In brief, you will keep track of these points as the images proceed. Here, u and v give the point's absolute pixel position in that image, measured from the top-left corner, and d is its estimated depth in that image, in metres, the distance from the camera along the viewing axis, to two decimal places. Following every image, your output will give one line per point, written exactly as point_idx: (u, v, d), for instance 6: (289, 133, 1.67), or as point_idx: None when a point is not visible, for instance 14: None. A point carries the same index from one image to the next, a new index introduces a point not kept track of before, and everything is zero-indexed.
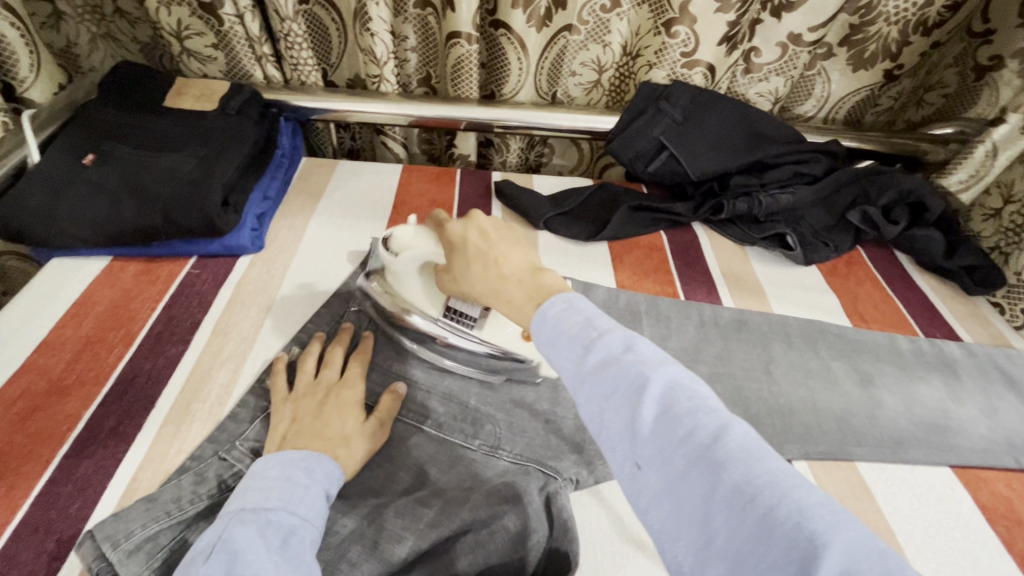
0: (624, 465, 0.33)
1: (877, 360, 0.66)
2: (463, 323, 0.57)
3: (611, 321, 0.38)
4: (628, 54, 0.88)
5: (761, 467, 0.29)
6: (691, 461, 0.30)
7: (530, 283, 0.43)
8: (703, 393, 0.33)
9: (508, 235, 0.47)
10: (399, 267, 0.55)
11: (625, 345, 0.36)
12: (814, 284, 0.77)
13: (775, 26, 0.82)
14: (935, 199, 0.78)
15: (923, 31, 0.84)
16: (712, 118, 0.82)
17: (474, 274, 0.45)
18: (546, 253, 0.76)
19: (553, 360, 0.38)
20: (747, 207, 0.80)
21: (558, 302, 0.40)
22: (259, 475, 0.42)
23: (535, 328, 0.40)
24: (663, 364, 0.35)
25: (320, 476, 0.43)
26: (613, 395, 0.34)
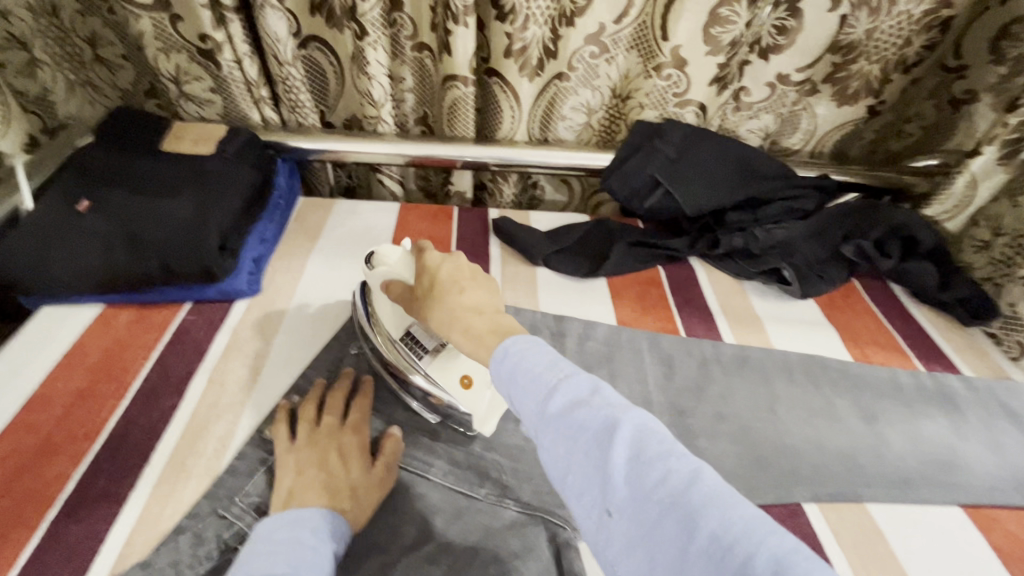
0: (593, 512, 0.34)
1: (879, 396, 0.66)
2: (415, 350, 0.54)
3: (574, 364, 0.39)
4: (617, 96, 0.90)
5: (739, 509, 0.30)
6: (662, 506, 0.31)
7: (491, 316, 0.45)
8: (669, 436, 0.35)
9: (482, 275, 0.49)
10: (373, 282, 0.56)
11: (590, 390, 0.37)
12: (812, 318, 0.77)
13: (764, 66, 0.85)
14: (925, 233, 0.80)
15: (902, 68, 0.88)
16: (705, 155, 0.84)
17: (445, 296, 0.47)
18: (546, 291, 0.76)
19: (513, 398, 0.39)
20: (743, 242, 0.81)
21: (521, 339, 0.41)
22: (262, 539, 0.40)
23: (495, 364, 0.41)
24: (629, 408, 0.37)
25: (325, 536, 0.42)
26: (581, 438, 0.35)
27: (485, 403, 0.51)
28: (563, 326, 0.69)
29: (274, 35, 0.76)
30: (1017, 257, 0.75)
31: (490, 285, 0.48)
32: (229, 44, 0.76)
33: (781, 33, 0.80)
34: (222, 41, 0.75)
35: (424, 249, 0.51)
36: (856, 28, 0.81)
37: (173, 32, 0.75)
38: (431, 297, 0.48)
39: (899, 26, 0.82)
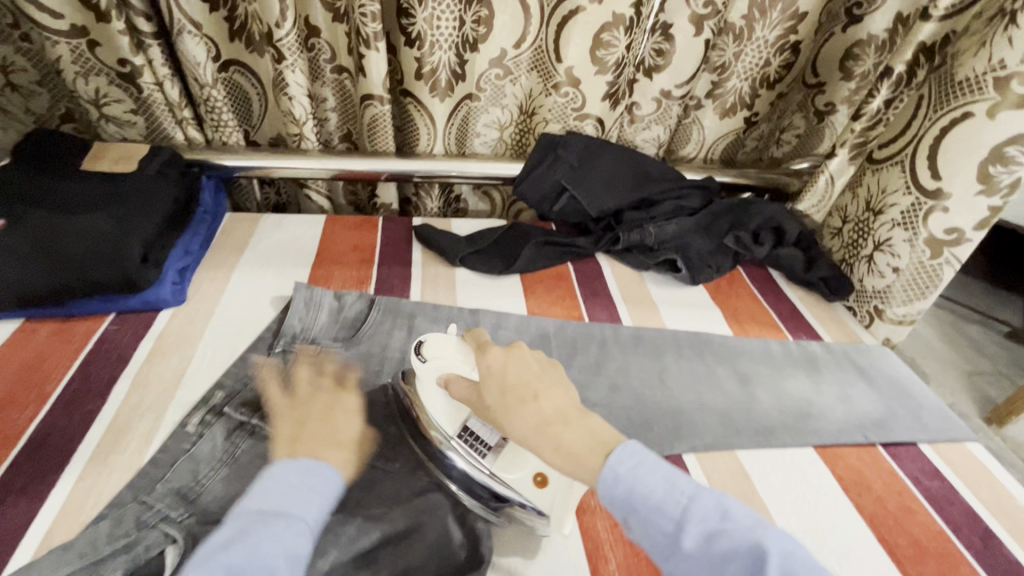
0: None
1: (752, 361, 0.77)
2: (477, 449, 0.55)
3: (694, 485, 0.43)
4: (524, 112, 1.00)
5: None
6: None
7: (579, 423, 0.46)
8: (819, 563, 0.38)
9: (546, 375, 0.50)
10: (424, 377, 0.56)
11: (718, 513, 0.41)
12: (700, 301, 0.88)
13: (649, 84, 0.96)
14: (789, 224, 0.93)
15: (767, 85, 1.01)
16: (604, 162, 0.94)
17: (524, 404, 0.47)
18: (464, 289, 0.83)
19: (639, 528, 0.42)
20: (640, 237, 0.91)
21: (628, 456, 0.44)
22: (271, 482, 0.47)
23: (604, 487, 0.43)
24: (763, 528, 0.40)
25: (320, 485, 0.48)
26: (727, 569, 0.38)
27: (561, 505, 0.52)
28: (477, 318, 0.76)
29: (194, 59, 0.81)
30: (859, 240, 0.89)
31: (562, 387, 0.50)
32: (149, 68, 0.80)
33: (659, 56, 0.93)
34: (141, 65, 0.79)
35: (483, 347, 0.53)
36: (725, 51, 0.96)
37: (92, 56, 0.79)
38: (501, 399, 0.49)
39: (759, 51, 0.95)
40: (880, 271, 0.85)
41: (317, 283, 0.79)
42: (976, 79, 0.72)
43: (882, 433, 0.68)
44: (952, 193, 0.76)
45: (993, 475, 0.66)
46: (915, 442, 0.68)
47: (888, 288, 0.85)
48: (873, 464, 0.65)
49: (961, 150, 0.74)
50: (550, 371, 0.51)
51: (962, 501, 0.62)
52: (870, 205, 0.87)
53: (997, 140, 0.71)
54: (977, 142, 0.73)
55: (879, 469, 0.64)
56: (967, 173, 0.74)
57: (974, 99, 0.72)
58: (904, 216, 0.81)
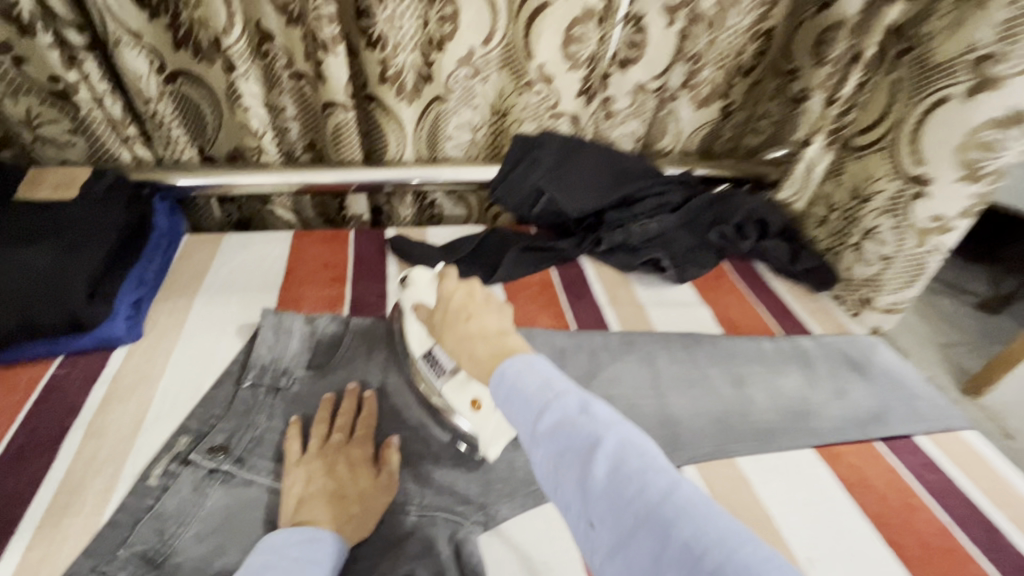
0: (579, 523, 0.37)
1: (746, 361, 0.75)
2: (434, 369, 0.61)
3: (565, 382, 0.42)
4: (497, 112, 0.95)
5: (717, 529, 0.33)
6: (640, 519, 0.34)
7: (495, 343, 0.48)
8: (653, 453, 0.37)
9: (490, 300, 0.54)
10: (406, 302, 0.66)
11: (578, 408, 0.40)
12: (688, 300, 0.86)
13: (623, 77, 0.93)
14: (772, 215, 0.92)
15: (740, 74, 1.00)
16: (581, 161, 0.92)
17: (454, 321, 0.53)
18: None
19: (511, 415, 0.43)
20: (623, 237, 0.88)
21: (517, 361, 0.45)
22: (266, 559, 0.44)
23: (493, 383, 0.44)
24: (615, 423, 0.39)
25: (321, 555, 0.46)
26: (569, 455, 0.38)
27: (489, 425, 0.56)
28: None
29: (135, 71, 0.75)
30: (846, 228, 0.87)
31: (502, 313, 0.53)
32: (85, 84, 0.73)
33: (633, 48, 0.89)
34: (75, 81, 0.72)
35: (442, 277, 0.58)
36: (698, 41, 0.92)
37: (20, 75, 0.72)
38: (443, 314, 0.55)
39: (733, 39, 0.93)
40: (869, 259, 0.84)
41: (288, 306, 0.75)
42: (953, 62, 0.70)
43: (880, 428, 0.67)
44: (935, 178, 0.74)
45: (990, 464, 0.65)
46: (912, 435, 0.67)
47: (878, 275, 0.83)
48: (873, 461, 0.64)
49: (944, 134, 0.71)
50: (496, 300, 0.54)
51: (963, 494, 0.61)
52: (857, 193, 0.85)
53: (980, 122, 0.68)
54: (959, 125, 0.70)
55: (880, 466, 0.63)
56: (950, 158, 0.72)
57: (951, 82, 0.70)
58: (891, 203, 0.79)
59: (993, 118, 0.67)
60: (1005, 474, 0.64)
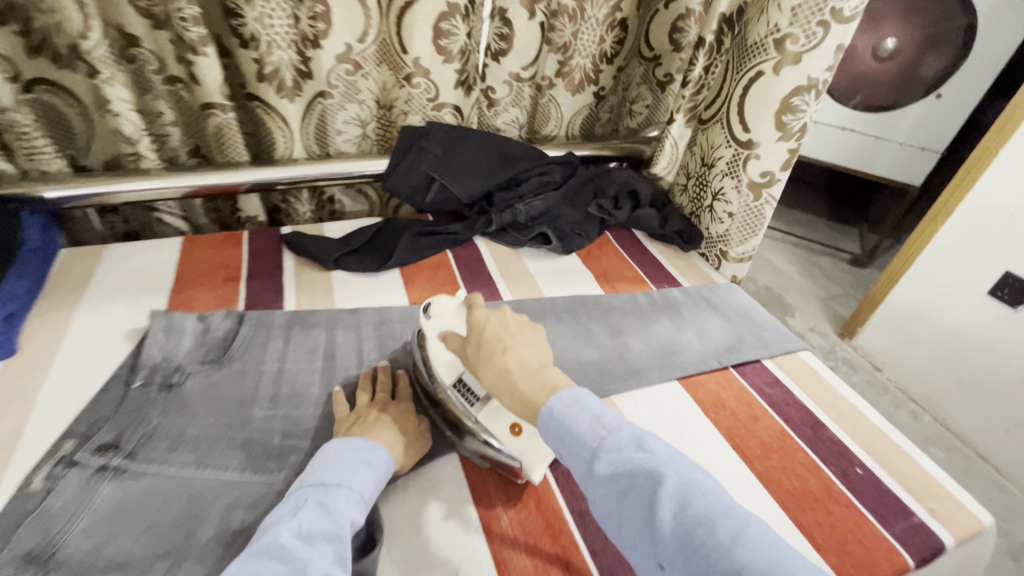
0: (650, 562, 0.44)
1: (623, 314, 0.84)
2: (466, 397, 0.64)
3: (615, 419, 0.50)
4: (382, 107, 1.00)
5: (761, 550, 0.40)
6: (701, 549, 0.41)
7: (537, 376, 0.56)
8: (708, 487, 0.45)
9: (522, 328, 0.63)
10: (430, 332, 0.69)
11: (633, 446, 0.48)
12: (574, 267, 0.94)
13: (498, 68, 1.02)
14: (642, 185, 1.04)
15: (606, 61, 1.10)
16: (466, 148, 0.98)
17: (489, 359, 0.59)
18: (342, 289, 0.82)
19: (566, 455, 0.50)
20: (511, 217, 0.96)
21: (565, 398, 0.52)
22: (329, 456, 0.54)
23: (545, 425, 0.52)
24: (670, 460, 0.47)
25: (372, 459, 0.55)
26: (628, 490, 0.45)
27: (535, 449, 0.60)
28: (358, 317, 0.76)
29: None
30: (701, 193, 1.00)
31: (537, 347, 0.61)
32: None
33: (503, 40, 0.98)
34: None
35: (473, 307, 0.65)
36: (563, 32, 1.01)
37: None
38: (476, 345, 0.61)
39: (593, 32, 1.04)
40: (721, 218, 0.96)
41: (179, 308, 0.75)
42: (760, 41, 0.82)
43: (733, 357, 0.78)
44: (761, 141, 0.87)
45: (819, 374, 0.78)
46: (760, 359, 0.79)
47: (727, 233, 0.96)
48: (727, 385, 0.74)
49: (761, 102, 0.84)
50: (528, 330, 0.63)
51: (796, 399, 0.73)
52: (704, 160, 0.98)
53: (785, 91, 0.82)
54: (771, 94, 0.83)
55: (732, 388, 0.74)
56: (768, 123, 0.85)
57: (762, 59, 0.83)
58: (729, 166, 0.92)
59: (794, 87, 0.81)
60: (831, 381, 0.78)
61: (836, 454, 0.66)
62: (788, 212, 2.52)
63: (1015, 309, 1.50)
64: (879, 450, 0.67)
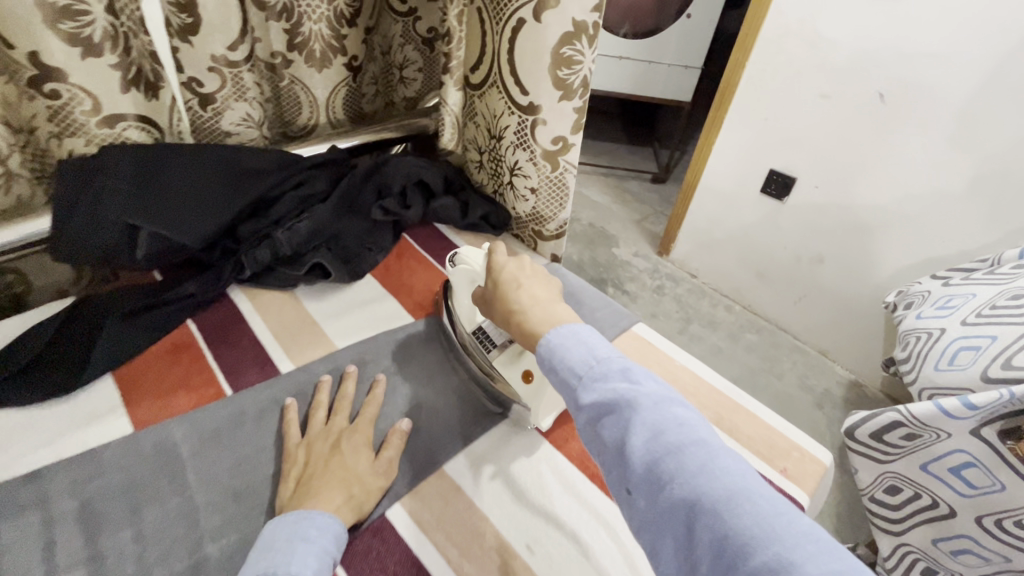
0: (620, 492, 0.39)
1: (439, 342, 0.70)
2: (484, 345, 0.65)
3: (609, 349, 0.44)
4: (21, 130, 0.66)
5: (729, 487, 0.34)
6: (668, 487, 0.36)
7: (542, 308, 0.51)
8: (694, 424, 0.38)
9: (541, 273, 0.58)
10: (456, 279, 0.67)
11: (622, 374, 0.41)
12: (370, 295, 0.76)
13: (193, 52, 0.74)
14: (431, 174, 0.86)
15: (347, 23, 0.87)
16: (174, 174, 0.69)
17: (505, 297, 0.54)
18: (8, 445, 0.52)
19: (554, 382, 0.44)
20: (270, 253, 0.72)
21: (562, 331, 0.46)
22: (263, 543, 0.46)
23: (536, 350, 0.46)
24: (658, 393, 0.40)
25: (314, 532, 0.46)
26: (607, 416, 0.40)
27: (541, 401, 0.59)
28: (43, 486, 0.49)
29: None
30: (497, 168, 0.86)
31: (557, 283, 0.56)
32: None
33: (184, 11, 0.70)
34: None
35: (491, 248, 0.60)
36: None
37: None
38: (492, 286, 0.57)
39: None
40: (525, 195, 0.84)
41: None
42: None
43: None
44: (542, 103, 0.74)
45: (658, 348, 0.72)
46: None
47: (535, 209, 0.85)
48: None
49: (532, 57, 0.71)
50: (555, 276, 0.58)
51: None
52: (491, 131, 0.84)
53: (555, 42, 0.69)
54: (540, 46, 0.70)
55: None
56: (546, 82, 0.72)
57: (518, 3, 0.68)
58: (518, 137, 0.78)
59: (563, 36, 0.68)
60: (670, 352, 0.72)
61: None
62: (592, 145, 2.59)
63: (782, 201, 1.70)
64: (727, 420, 0.64)
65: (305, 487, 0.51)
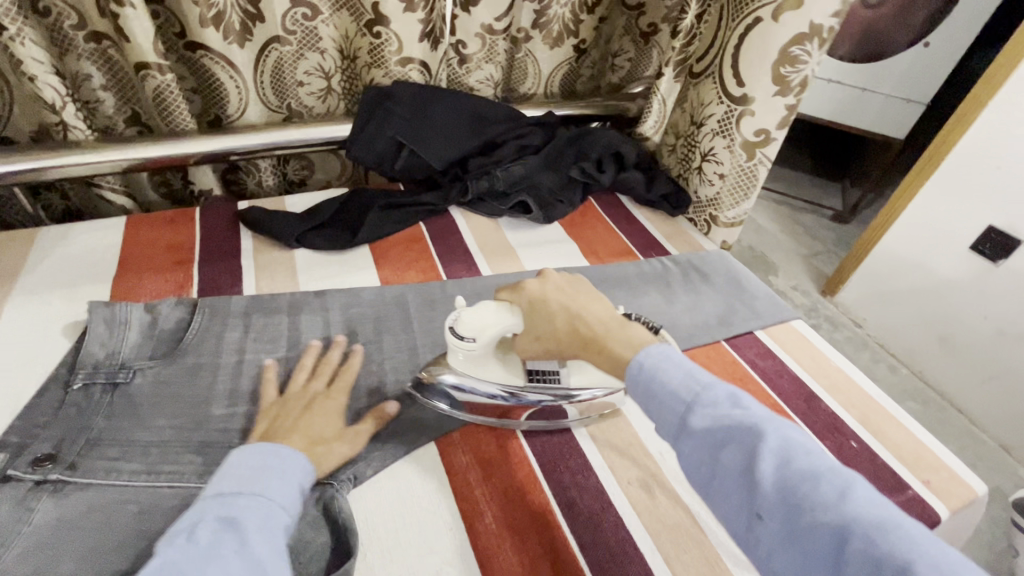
0: (744, 517, 0.40)
1: (609, 287, 0.80)
2: (550, 381, 0.58)
3: (709, 376, 0.46)
4: (347, 57, 0.91)
5: (870, 510, 0.36)
6: (803, 505, 0.37)
7: (621, 334, 0.52)
8: (814, 450, 0.40)
9: (579, 292, 0.57)
10: (480, 351, 0.57)
11: (728, 400, 0.44)
12: (556, 237, 0.90)
13: (469, 19, 0.92)
14: (627, 147, 0.96)
15: (587, 10, 1.01)
16: (436, 110, 0.89)
17: (583, 347, 0.53)
18: (306, 271, 0.75)
19: (652, 410, 0.46)
20: (489, 184, 0.90)
21: (653, 352, 0.48)
22: (225, 465, 0.45)
23: (632, 379, 0.48)
24: (769, 419, 0.42)
25: (280, 463, 0.46)
26: (725, 445, 0.41)
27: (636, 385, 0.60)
28: (326, 301, 0.70)
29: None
30: (689, 154, 0.94)
31: (603, 301, 0.57)
32: None
33: None
34: None
35: (516, 287, 0.58)
36: None
37: None
38: (551, 338, 0.55)
39: None
40: (710, 181, 0.90)
41: (122, 299, 0.67)
42: None
43: (727, 331, 0.75)
44: (756, 94, 0.80)
45: (814, 345, 0.75)
46: (752, 331, 0.76)
47: (718, 194, 0.91)
48: (719, 359, 0.71)
49: (757, 53, 0.78)
50: (580, 287, 0.58)
51: (788, 371, 0.70)
52: (694, 118, 0.91)
53: (784, 41, 0.75)
54: (765, 47, 0.77)
55: (724, 362, 0.70)
56: (765, 78, 0.79)
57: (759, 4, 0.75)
58: (721, 125, 0.85)
59: (793, 36, 0.75)
60: (827, 353, 0.74)
61: (831, 428, 0.63)
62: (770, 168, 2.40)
63: (995, 264, 1.41)
64: (873, 421, 0.65)
65: (275, 428, 0.51)
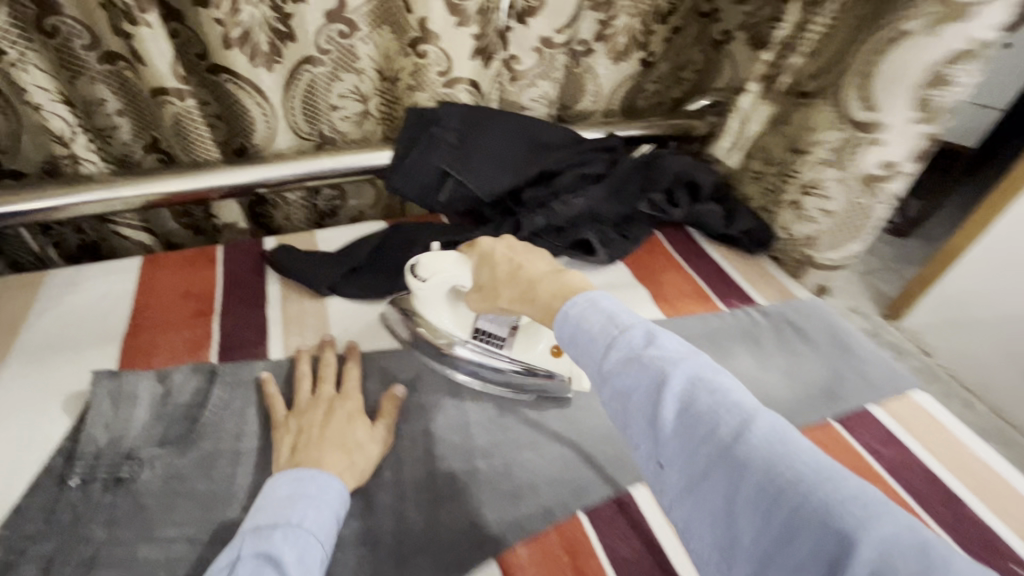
0: (651, 465, 0.37)
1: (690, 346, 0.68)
2: (493, 343, 0.62)
3: (632, 317, 0.42)
4: (387, 78, 0.82)
5: (765, 450, 0.32)
6: (704, 453, 0.34)
7: (556, 281, 0.47)
8: (726, 388, 0.36)
9: (531, 248, 0.54)
10: (428, 294, 0.60)
11: (646, 338, 0.40)
12: (621, 280, 0.78)
13: (525, 32, 0.80)
14: (702, 175, 0.83)
15: (659, 20, 0.88)
16: (487, 136, 0.78)
17: (521, 299, 0.49)
18: (339, 325, 0.66)
19: (576, 355, 0.43)
20: (546, 220, 0.77)
21: (580, 299, 0.44)
22: (262, 496, 0.45)
23: (560, 324, 0.44)
24: (683, 358, 0.38)
25: (314, 488, 0.45)
26: (635, 391, 0.38)
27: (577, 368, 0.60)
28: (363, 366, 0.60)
29: None
30: (781, 184, 0.81)
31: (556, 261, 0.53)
32: None
33: None
34: None
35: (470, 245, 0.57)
36: None
37: None
38: (492, 288, 0.53)
39: None
40: (809, 217, 0.78)
41: (134, 362, 0.59)
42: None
43: (837, 407, 0.62)
44: (890, 122, 0.67)
45: (944, 426, 0.62)
46: (865, 407, 0.63)
47: (816, 234, 0.79)
48: (836, 448, 0.58)
49: (898, 75, 0.64)
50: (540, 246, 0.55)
51: (919, 463, 0.57)
52: (790, 144, 0.78)
53: (936, 60, 0.61)
54: (912, 66, 0.62)
55: (846, 454, 0.58)
56: (904, 101, 0.65)
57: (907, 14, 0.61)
58: (834, 154, 0.72)
59: (952, 53, 0.60)
60: (966, 439, 0.60)
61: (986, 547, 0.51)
62: None
63: None
64: None
65: (303, 447, 0.49)
